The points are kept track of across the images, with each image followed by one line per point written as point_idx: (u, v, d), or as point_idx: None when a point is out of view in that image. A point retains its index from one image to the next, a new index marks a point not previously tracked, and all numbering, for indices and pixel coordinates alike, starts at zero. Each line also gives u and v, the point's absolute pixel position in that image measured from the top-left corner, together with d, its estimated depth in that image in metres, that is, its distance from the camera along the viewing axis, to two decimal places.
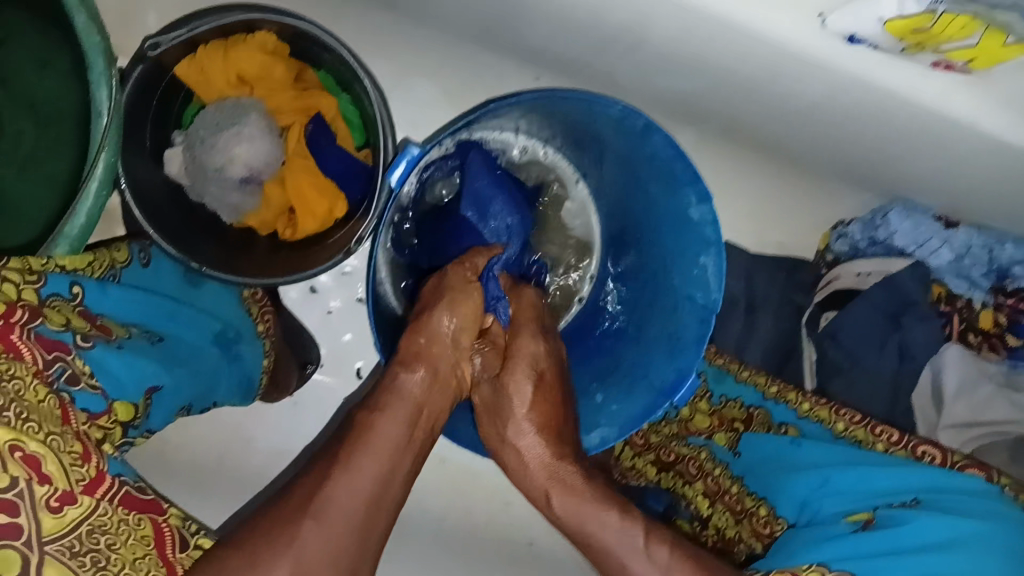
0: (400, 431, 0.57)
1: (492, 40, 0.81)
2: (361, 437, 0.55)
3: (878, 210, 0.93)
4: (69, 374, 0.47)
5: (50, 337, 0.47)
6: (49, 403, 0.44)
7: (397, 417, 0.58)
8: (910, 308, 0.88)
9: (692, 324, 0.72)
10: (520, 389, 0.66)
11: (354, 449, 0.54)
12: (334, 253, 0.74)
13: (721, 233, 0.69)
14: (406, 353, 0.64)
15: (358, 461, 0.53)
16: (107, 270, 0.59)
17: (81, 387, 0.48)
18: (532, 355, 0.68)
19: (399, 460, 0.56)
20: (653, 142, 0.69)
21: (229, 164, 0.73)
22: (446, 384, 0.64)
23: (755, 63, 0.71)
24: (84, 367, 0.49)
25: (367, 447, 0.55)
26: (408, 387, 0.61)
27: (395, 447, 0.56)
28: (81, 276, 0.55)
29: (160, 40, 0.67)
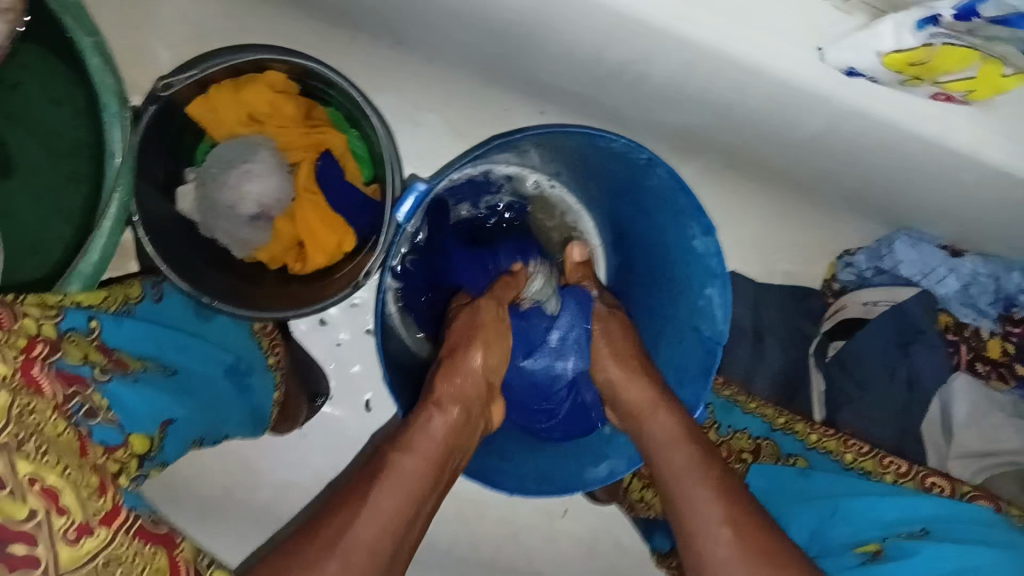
0: (425, 471, 0.59)
1: (499, 74, 0.82)
2: (387, 474, 0.57)
3: (885, 238, 0.93)
4: (88, 408, 0.48)
5: (71, 371, 0.48)
6: (67, 436, 0.45)
7: (425, 458, 0.60)
8: (921, 338, 0.87)
9: (699, 356, 0.73)
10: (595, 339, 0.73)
11: (380, 490, 0.56)
12: (345, 283, 0.76)
13: (725, 264, 0.69)
14: (441, 395, 0.65)
15: (386, 508, 0.55)
16: (121, 304, 0.61)
17: (101, 420, 0.49)
18: (608, 309, 0.76)
19: (423, 502, 0.58)
20: (657, 175, 0.70)
21: (240, 201, 0.75)
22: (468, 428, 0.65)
23: (757, 96, 0.72)
24: (102, 401, 0.50)
25: (395, 484, 0.57)
26: (435, 428, 0.62)
27: (421, 489, 0.58)
28: (98, 311, 0.56)
29: (172, 81, 0.69)
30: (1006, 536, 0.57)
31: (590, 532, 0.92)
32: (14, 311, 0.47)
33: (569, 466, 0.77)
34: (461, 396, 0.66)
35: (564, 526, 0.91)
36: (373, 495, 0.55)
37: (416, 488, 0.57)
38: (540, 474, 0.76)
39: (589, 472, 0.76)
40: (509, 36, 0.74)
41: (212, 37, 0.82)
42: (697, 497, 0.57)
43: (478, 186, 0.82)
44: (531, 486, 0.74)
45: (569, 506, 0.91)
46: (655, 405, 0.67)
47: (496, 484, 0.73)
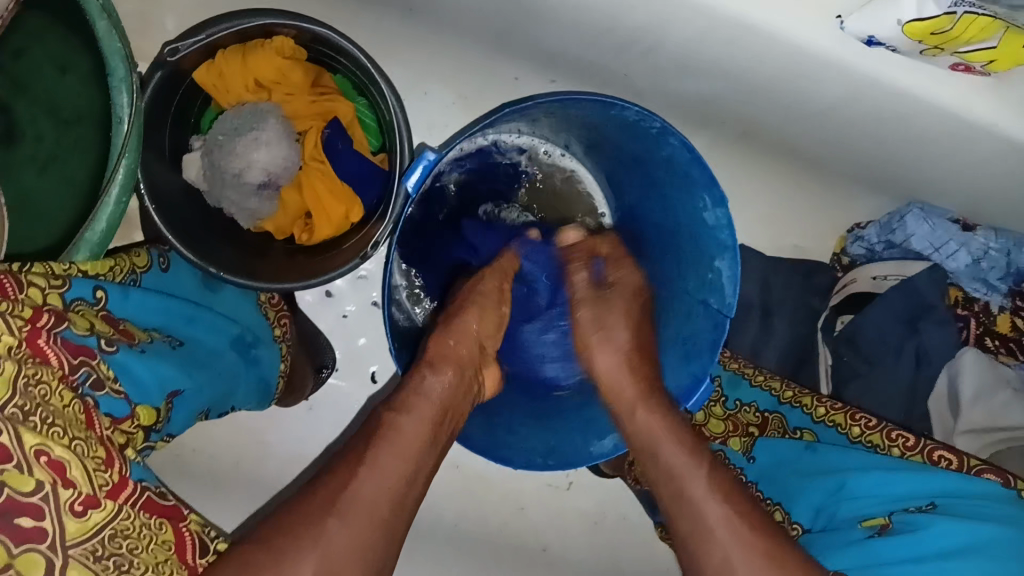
0: (424, 431, 0.59)
1: (508, 43, 0.81)
2: (385, 433, 0.57)
3: (896, 212, 0.92)
4: (95, 379, 0.48)
5: (77, 342, 0.47)
6: (72, 408, 0.44)
7: (424, 417, 0.60)
8: (928, 313, 0.88)
9: (707, 328, 0.72)
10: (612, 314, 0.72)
11: (380, 449, 0.56)
12: (352, 255, 0.75)
13: (736, 237, 0.68)
14: (434, 355, 0.66)
15: (386, 463, 0.55)
16: (128, 273, 0.60)
17: (106, 392, 0.48)
18: (630, 289, 0.74)
19: (423, 459, 0.58)
20: (670, 145, 0.69)
21: (247, 170, 0.74)
22: (458, 381, 0.65)
23: (772, 66, 0.71)
24: (108, 372, 0.49)
25: (395, 445, 0.57)
26: (427, 390, 0.62)
27: (421, 447, 0.58)
28: (104, 280, 0.56)
29: (179, 45, 0.67)
30: (1012, 507, 0.56)
31: (596, 504, 0.92)
32: (19, 280, 0.46)
33: (576, 440, 0.74)
34: (462, 364, 0.66)
35: (568, 498, 0.91)
36: (370, 453, 0.55)
37: (416, 445, 0.58)
38: (549, 448, 0.74)
39: (596, 446, 0.73)
40: (519, 4, 0.73)
41: (217, 4, 0.81)
42: (698, 493, 0.56)
43: (487, 154, 0.81)
44: (539, 461, 0.72)
45: (575, 479, 0.92)
46: (631, 377, 0.69)
47: (507, 463, 0.71)
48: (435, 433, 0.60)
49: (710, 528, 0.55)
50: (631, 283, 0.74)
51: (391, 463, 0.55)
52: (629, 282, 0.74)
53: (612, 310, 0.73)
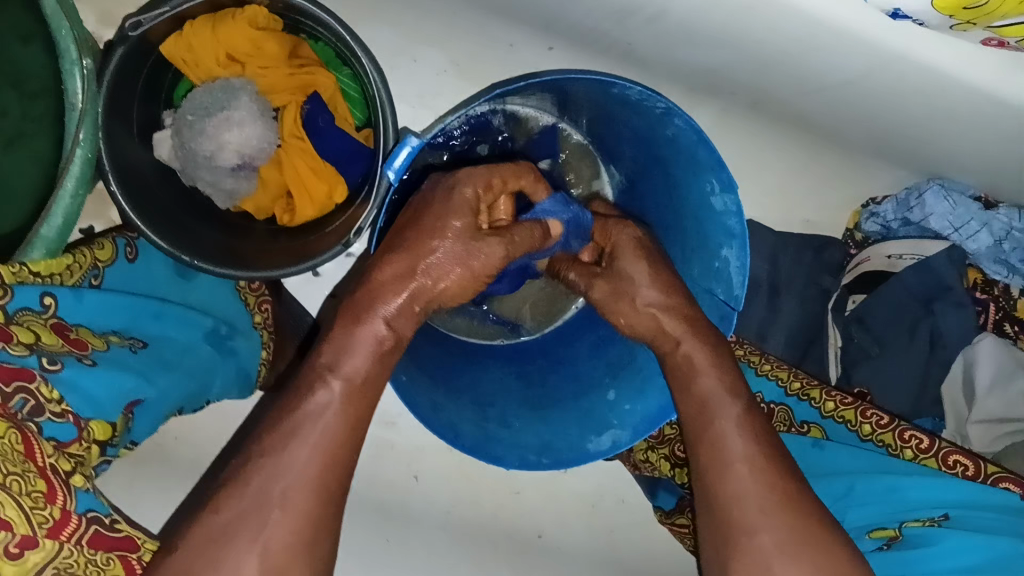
0: (346, 396, 0.54)
1: (502, 9, 0.75)
2: (301, 412, 0.52)
3: (915, 187, 0.87)
4: (33, 404, 0.45)
5: (12, 366, 0.44)
6: (10, 439, 0.41)
7: (350, 380, 0.54)
8: (945, 294, 0.85)
9: (712, 317, 0.69)
10: (635, 271, 0.65)
11: (292, 431, 0.51)
12: (334, 242, 0.70)
13: (745, 224, 0.64)
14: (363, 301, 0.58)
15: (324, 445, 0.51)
16: (87, 272, 0.58)
17: (46, 416, 0.46)
18: (632, 241, 0.67)
19: (345, 436, 0.53)
20: (674, 126, 0.64)
21: (219, 151, 0.69)
22: (402, 332, 0.59)
23: (788, 38, 0.65)
24: (50, 395, 0.46)
25: (308, 432, 0.51)
26: (366, 337, 0.56)
27: (343, 417, 0.53)
28: (56, 283, 0.54)
29: (142, 19, 0.60)
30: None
31: (594, 487, 0.90)
32: None
33: (572, 433, 0.71)
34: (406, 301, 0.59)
35: (566, 482, 0.89)
36: (309, 427, 0.51)
37: (334, 413, 0.53)
38: (543, 444, 0.70)
39: (592, 442, 0.69)
40: None
41: None
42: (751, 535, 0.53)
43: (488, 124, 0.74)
44: (533, 460, 0.69)
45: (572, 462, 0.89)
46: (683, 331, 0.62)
47: (498, 462, 0.69)
48: (374, 387, 0.56)
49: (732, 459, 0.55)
50: (627, 240, 0.68)
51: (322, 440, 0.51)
52: (626, 241, 0.67)
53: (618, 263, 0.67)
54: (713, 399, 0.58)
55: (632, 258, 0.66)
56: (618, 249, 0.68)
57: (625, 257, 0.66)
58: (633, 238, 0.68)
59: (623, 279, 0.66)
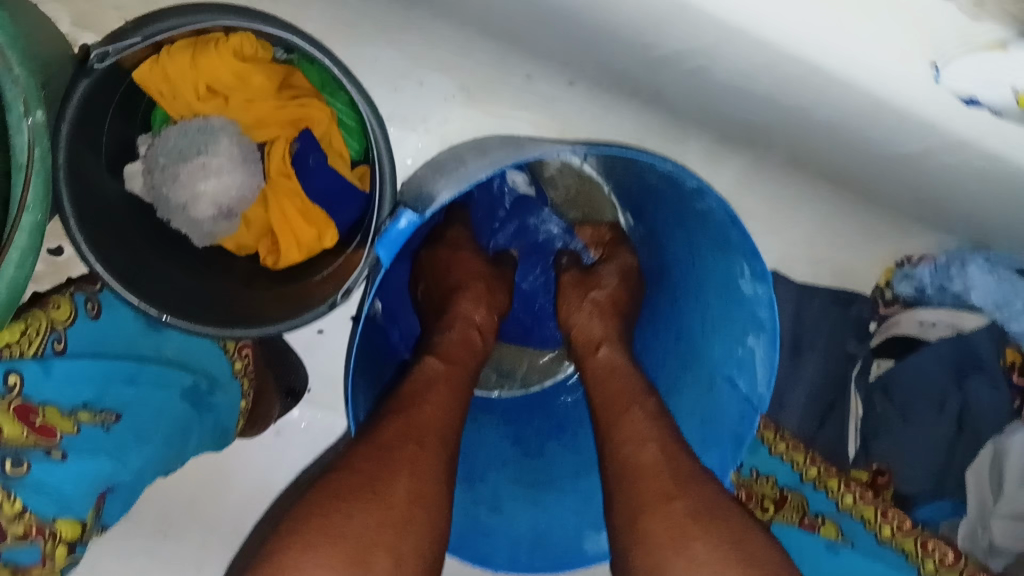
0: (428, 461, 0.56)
1: (520, 43, 0.67)
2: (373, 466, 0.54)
3: (956, 254, 0.79)
4: None
5: None
6: None
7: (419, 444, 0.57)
8: (979, 370, 0.80)
9: (730, 414, 0.62)
10: (608, 279, 0.74)
11: (376, 488, 0.53)
12: (326, 295, 0.62)
13: (778, 320, 0.58)
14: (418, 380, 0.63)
15: (411, 487, 0.54)
16: (47, 338, 0.53)
17: (7, 539, 0.46)
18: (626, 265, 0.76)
19: (424, 499, 0.54)
20: (707, 203, 0.57)
21: (194, 201, 0.63)
22: (459, 398, 0.64)
23: (843, 109, 0.57)
24: (15, 508, 0.46)
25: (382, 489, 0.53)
26: (464, 336, 0.70)
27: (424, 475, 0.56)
28: (17, 359, 0.51)
29: (108, 50, 0.53)
30: None
31: None
32: None
33: (568, 525, 0.66)
34: (454, 377, 0.64)
35: None
36: (382, 484, 0.53)
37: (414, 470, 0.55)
38: (535, 536, 0.65)
39: (589, 541, 0.64)
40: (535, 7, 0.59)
41: None
42: None
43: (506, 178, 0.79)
44: (523, 559, 0.64)
45: None
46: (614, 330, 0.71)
47: (486, 563, 0.64)
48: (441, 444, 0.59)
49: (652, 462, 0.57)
50: (623, 263, 0.76)
51: (436, 419, 0.59)
52: (621, 262, 0.76)
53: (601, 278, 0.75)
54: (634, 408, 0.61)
55: (615, 270, 0.75)
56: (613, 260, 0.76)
57: (610, 267, 0.75)
58: (631, 264, 0.76)
59: (595, 280, 0.75)
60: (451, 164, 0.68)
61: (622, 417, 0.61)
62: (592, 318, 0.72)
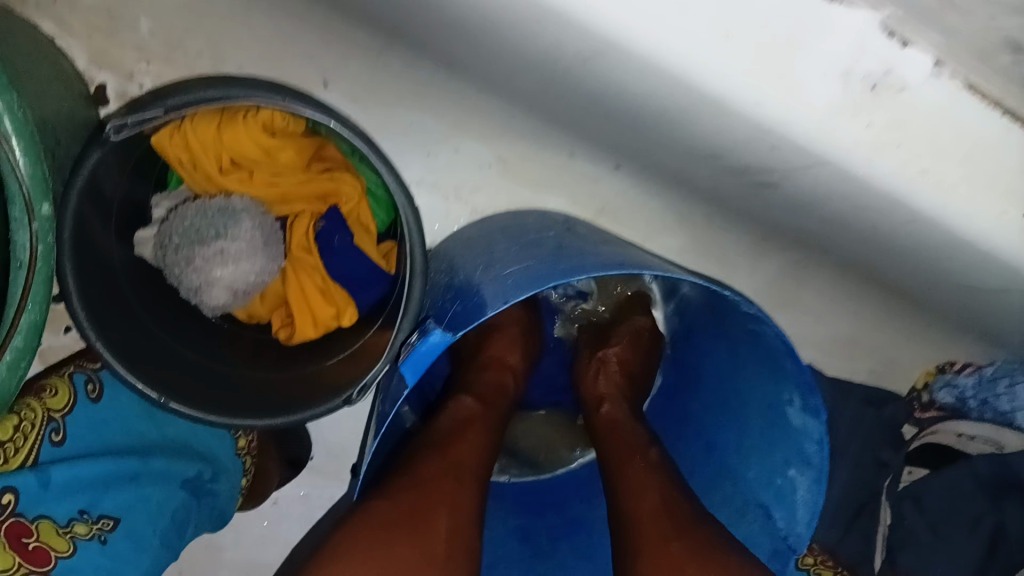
0: (466, 493, 0.57)
1: (570, 126, 0.64)
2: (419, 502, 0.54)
3: (1003, 370, 0.75)
4: None
5: None
6: None
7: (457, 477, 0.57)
8: (1015, 491, 0.75)
9: (765, 544, 0.59)
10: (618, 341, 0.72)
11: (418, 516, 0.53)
12: (343, 382, 0.58)
13: (827, 459, 0.53)
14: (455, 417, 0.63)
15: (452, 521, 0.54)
16: (41, 437, 0.50)
17: None
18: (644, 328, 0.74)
19: (456, 523, 0.55)
20: (761, 329, 0.53)
21: (207, 287, 0.56)
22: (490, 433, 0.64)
23: (915, 239, 0.53)
24: None
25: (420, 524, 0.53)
26: (498, 380, 0.69)
27: (459, 503, 0.56)
28: (12, 470, 0.48)
29: (127, 122, 0.49)
30: None
31: None
32: None
33: None
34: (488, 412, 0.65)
35: None
36: (432, 517, 0.54)
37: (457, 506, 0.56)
38: None
39: None
40: (594, 102, 0.56)
41: (209, 17, 0.64)
42: None
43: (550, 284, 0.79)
44: None
45: None
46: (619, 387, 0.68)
47: None
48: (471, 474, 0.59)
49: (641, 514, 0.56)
50: (640, 323, 0.74)
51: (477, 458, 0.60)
52: (637, 322, 0.74)
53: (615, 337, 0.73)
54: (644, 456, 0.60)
55: (627, 341, 0.72)
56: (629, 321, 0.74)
57: (623, 331, 0.73)
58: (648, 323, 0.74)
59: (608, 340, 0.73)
60: (482, 249, 0.64)
61: (627, 467, 0.59)
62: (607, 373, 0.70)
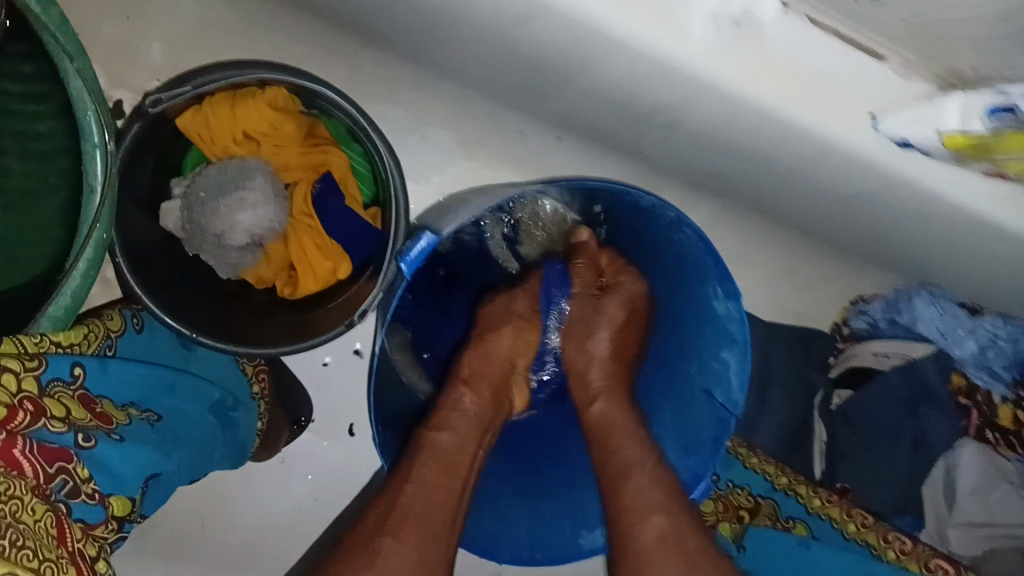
0: (450, 482, 0.63)
1: (517, 103, 0.77)
2: (404, 495, 0.61)
3: (904, 291, 0.89)
4: (71, 484, 0.46)
5: (53, 444, 0.46)
6: (45, 523, 0.43)
7: (446, 469, 0.64)
8: (932, 398, 0.86)
9: (711, 424, 0.68)
10: (614, 314, 0.73)
11: (405, 506, 0.60)
12: (346, 317, 0.69)
13: (748, 333, 0.65)
14: (441, 416, 0.68)
15: (429, 520, 0.60)
16: (102, 341, 0.58)
17: (81, 497, 0.47)
18: (625, 296, 0.74)
19: (450, 515, 0.62)
20: (683, 234, 0.65)
21: (230, 231, 0.69)
22: (480, 427, 0.70)
23: (799, 156, 0.66)
24: (86, 473, 0.47)
25: (400, 528, 0.58)
26: (493, 372, 0.75)
27: (450, 498, 0.62)
28: (79, 352, 0.54)
29: (161, 97, 0.61)
30: None
31: None
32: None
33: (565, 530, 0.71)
34: (476, 413, 0.70)
35: None
36: (409, 501, 0.60)
37: (445, 495, 0.62)
38: (536, 539, 0.70)
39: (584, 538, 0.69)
40: (532, 71, 0.69)
41: (206, 33, 0.75)
42: None
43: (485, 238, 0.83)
44: (525, 554, 0.69)
45: None
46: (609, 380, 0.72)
47: (492, 557, 0.68)
48: (460, 464, 0.65)
49: (642, 550, 0.58)
50: (613, 306, 0.73)
51: (460, 446, 0.66)
52: (610, 308, 0.73)
53: (602, 305, 0.73)
54: (632, 508, 0.61)
55: (619, 302, 0.73)
56: (614, 287, 0.74)
57: (614, 301, 0.73)
58: (636, 291, 0.74)
59: (585, 335, 0.74)
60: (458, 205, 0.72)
61: (620, 446, 0.66)
62: (595, 362, 0.73)
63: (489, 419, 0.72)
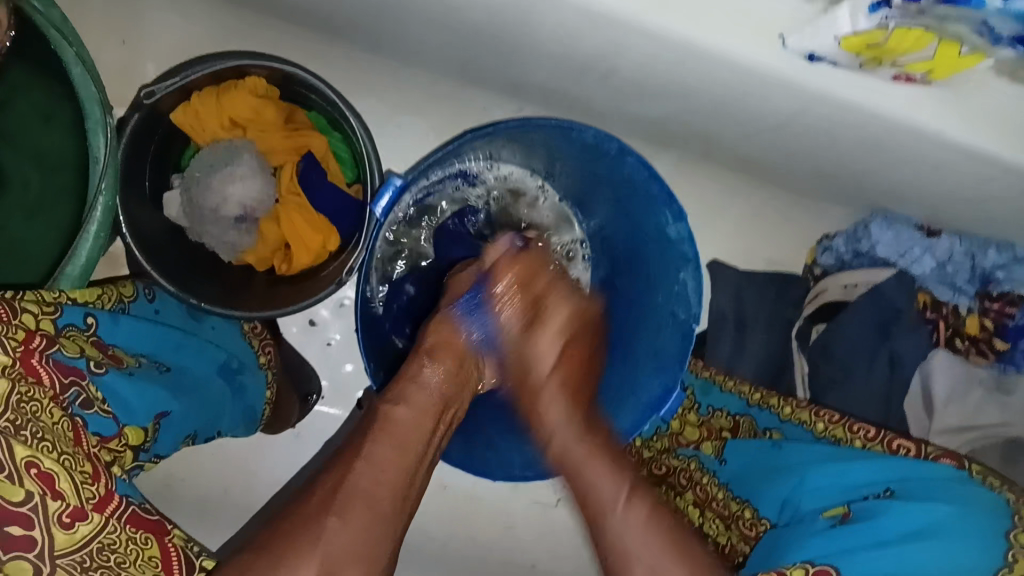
0: (418, 424, 0.64)
1: (475, 76, 0.85)
2: (350, 465, 0.58)
3: (861, 222, 0.96)
4: (84, 398, 0.52)
5: (68, 363, 0.52)
6: (61, 425, 0.49)
7: (418, 411, 0.65)
8: (899, 318, 0.88)
9: (676, 338, 0.76)
10: (553, 325, 0.74)
11: (373, 445, 0.60)
12: (335, 278, 0.77)
13: (697, 248, 0.72)
14: (404, 375, 0.68)
15: (369, 498, 0.56)
16: (116, 302, 0.65)
17: (94, 411, 0.53)
18: (569, 317, 0.74)
19: (403, 495, 0.60)
20: (628, 164, 0.73)
21: (223, 204, 0.77)
22: (448, 395, 0.69)
23: (726, 87, 0.73)
24: (97, 394, 0.54)
25: (356, 479, 0.57)
26: (465, 334, 0.74)
27: (412, 449, 0.62)
28: (95, 308, 0.61)
29: (155, 89, 0.71)
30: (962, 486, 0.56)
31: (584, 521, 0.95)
32: (15, 308, 0.51)
33: None
34: (451, 374, 0.70)
35: (556, 517, 0.94)
36: (359, 465, 0.58)
37: (411, 455, 0.62)
38: (527, 460, 0.80)
39: None
40: (478, 40, 0.76)
41: (195, 48, 0.85)
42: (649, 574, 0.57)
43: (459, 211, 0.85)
44: (517, 473, 0.78)
45: (562, 497, 0.95)
46: (566, 393, 0.72)
47: (486, 476, 0.79)
48: (416, 435, 0.64)
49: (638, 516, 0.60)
50: (559, 322, 0.74)
51: (429, 402, 0.66)
52: (558, 320, 0.74)
53: (563, 306, 0.75)
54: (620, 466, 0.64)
55: (561, 316, 0.74)
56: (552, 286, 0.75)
57: (557, 316, 0.74)
58: (567, 320, 0.74)
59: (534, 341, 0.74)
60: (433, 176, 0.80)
61: (585, 447, 0.67)
62: (550, 379, 0.73)
63: (460, 378, 0.71)
